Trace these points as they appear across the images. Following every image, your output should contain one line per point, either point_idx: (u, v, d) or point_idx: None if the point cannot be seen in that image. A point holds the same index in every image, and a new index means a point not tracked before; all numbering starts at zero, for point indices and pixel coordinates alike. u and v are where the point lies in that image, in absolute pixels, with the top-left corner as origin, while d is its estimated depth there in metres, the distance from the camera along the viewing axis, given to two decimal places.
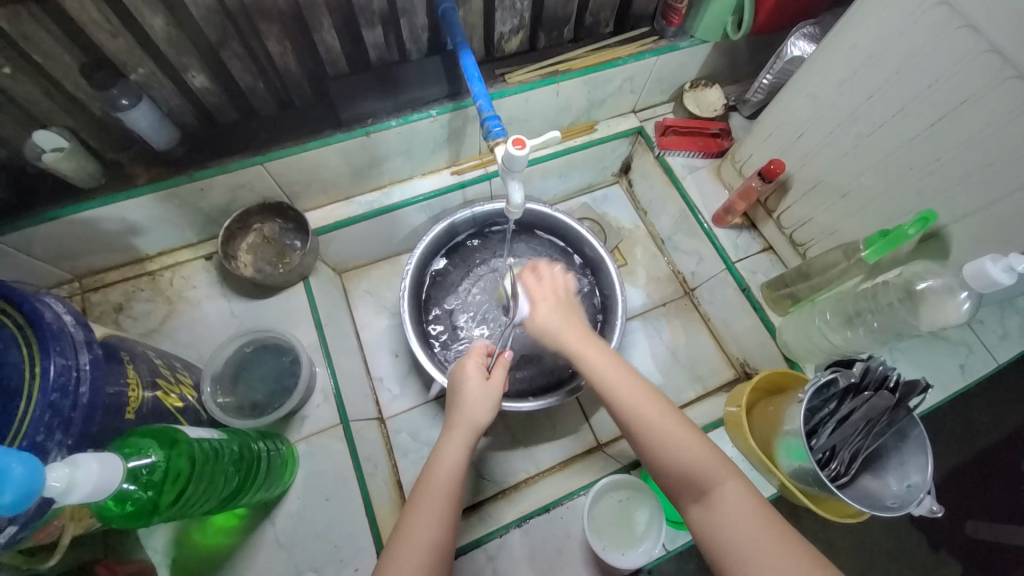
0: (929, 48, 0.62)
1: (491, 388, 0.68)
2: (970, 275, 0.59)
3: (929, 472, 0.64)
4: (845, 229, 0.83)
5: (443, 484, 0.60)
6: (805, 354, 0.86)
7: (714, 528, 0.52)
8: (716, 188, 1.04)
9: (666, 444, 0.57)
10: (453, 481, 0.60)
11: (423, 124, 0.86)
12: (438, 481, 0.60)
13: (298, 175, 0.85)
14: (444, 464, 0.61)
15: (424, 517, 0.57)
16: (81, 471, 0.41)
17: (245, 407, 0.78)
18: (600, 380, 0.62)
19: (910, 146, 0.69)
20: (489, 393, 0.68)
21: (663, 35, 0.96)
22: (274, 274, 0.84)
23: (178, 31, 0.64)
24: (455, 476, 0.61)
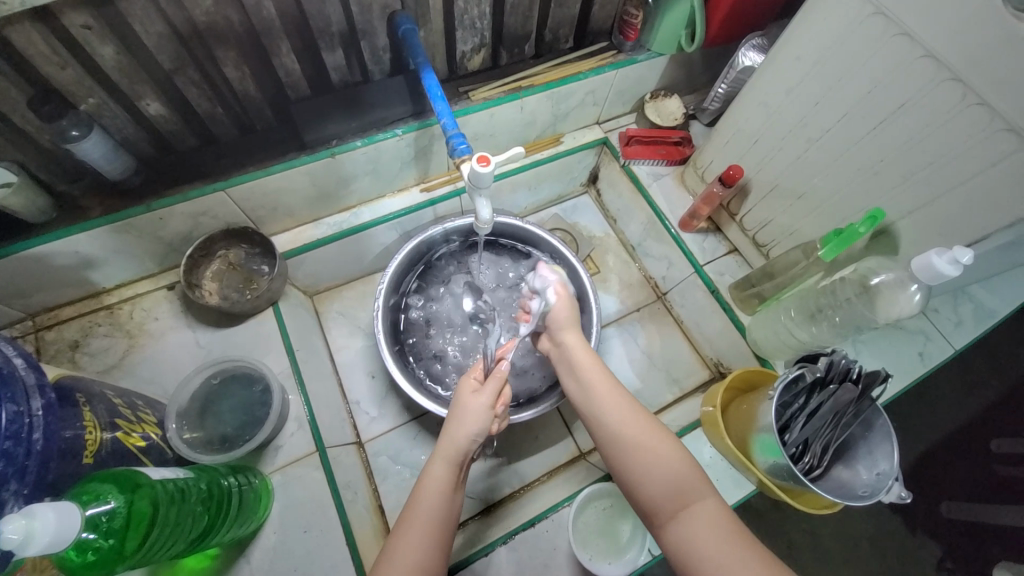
0: (868, 56, 0.66)
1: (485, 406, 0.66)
2: (919, 268, 0.62)
3: (896, 459, 0.67)
4: (803, 229, 0.86)
5: (429, 509, 0.59)
6: (774, 351, 0.88)
7: (681, 538, 0.53)
8: (681, 194, 1.07)
9: (651, 460, 0.59)
10: (440, 505, 0.60)
11: (389, 143, 0.86)
12: (428, 502, 0.60)
13: (262, 199, 0.83)
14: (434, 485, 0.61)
15: (408, 541, 0.57)
16: (38, 523, 0.39)
17: (214, 441, 0.75)
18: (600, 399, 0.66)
19: (856, 148, 0.72)
20: (487, 405, 0.66)
21: (621, 50, 0.99)
22: (241, 301, 0.82)
23: (130, 60, 0.63)
24: (443, 497, 0.60)
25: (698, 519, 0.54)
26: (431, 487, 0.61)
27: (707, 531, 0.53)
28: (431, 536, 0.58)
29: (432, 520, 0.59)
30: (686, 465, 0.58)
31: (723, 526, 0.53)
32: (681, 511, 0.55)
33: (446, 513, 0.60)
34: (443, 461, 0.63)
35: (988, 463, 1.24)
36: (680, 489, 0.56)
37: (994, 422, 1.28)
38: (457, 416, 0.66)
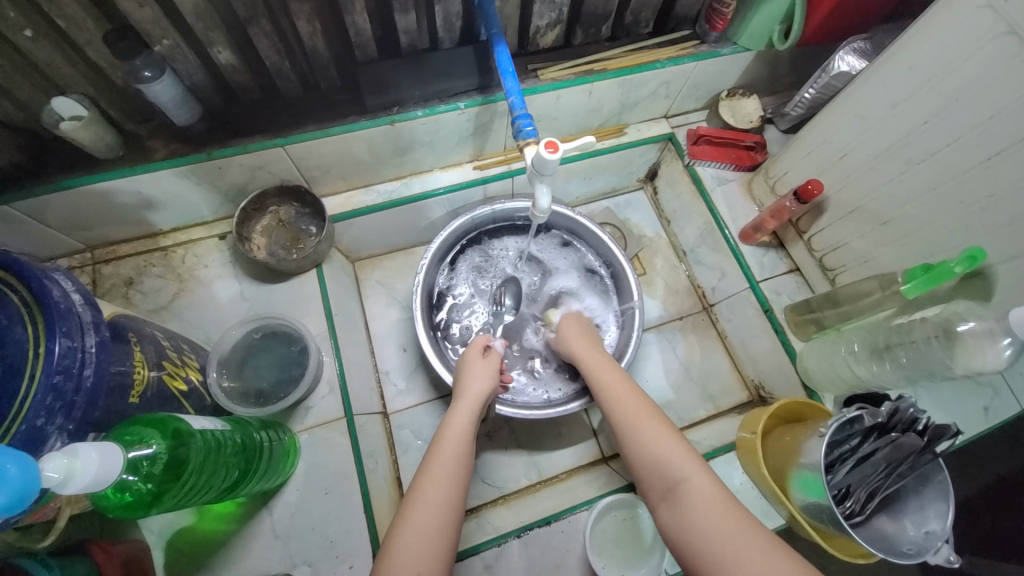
0: (996, 76, 0.58)
1: (488, 367, 0.74)
2: (1018, 322, 0.56)
3: (950, 520, 0.63)
4: (882, 258, 0.79)
5: (453, 447, 0.64)
6: (826, 383, 0.83)
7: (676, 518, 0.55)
8: (746, 203, 1.00)
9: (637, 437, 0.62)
10: (461, 446, 0.64)
11: (450, 116, 0.83)
12: (448, 445, 0.64)
13: (318, 160, 0.82)
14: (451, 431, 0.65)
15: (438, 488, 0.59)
16: (80, 462, 0.39)
17: (249, 394, 0.76)
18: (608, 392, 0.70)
19: (963, 178, 0.65)
20: (491, 367, 0.74)
21: (704, 40, 0.92)
22: (287, 260, 0.83)
23: (205, 4, 0.62)
24: (461, 441, 0.65)
25: (683, 490, 0.56)
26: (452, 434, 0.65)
27: (689, 499, 0.55)
28: (454, 480, 0.61)
29: (451, 466, 0.62)
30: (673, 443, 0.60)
31: (702, 490, 0.55)
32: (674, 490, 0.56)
33: (466, 457, 0.64)
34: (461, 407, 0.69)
35: None
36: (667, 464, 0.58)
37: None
38: (468, 372, 0.73)
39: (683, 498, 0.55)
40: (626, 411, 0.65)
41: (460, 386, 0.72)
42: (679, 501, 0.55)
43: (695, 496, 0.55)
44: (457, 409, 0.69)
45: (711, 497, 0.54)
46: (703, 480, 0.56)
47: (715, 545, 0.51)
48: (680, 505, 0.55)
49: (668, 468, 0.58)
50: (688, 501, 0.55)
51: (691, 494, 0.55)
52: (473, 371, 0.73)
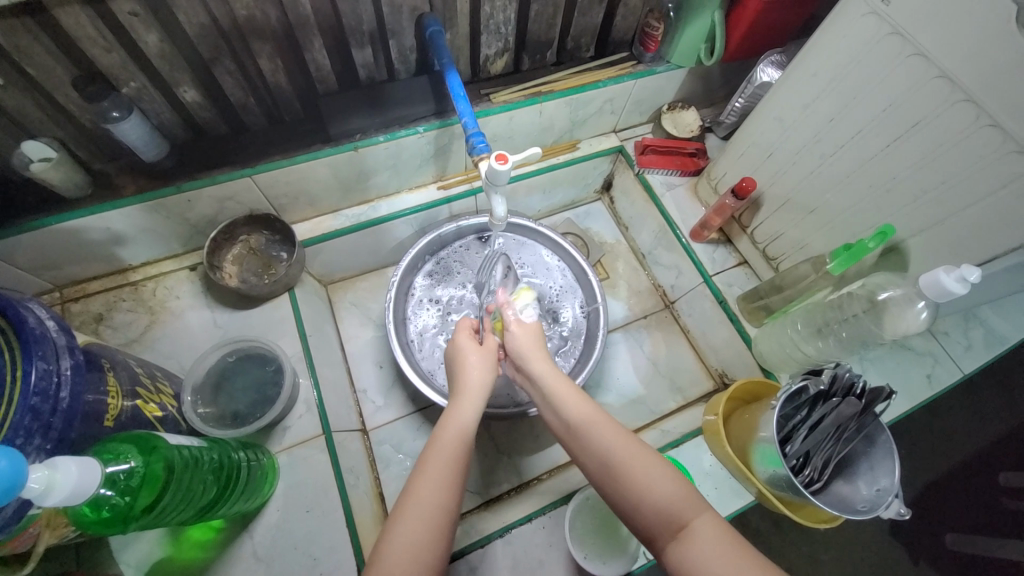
0: (884, 75, 0.67)
1: (484, 355, 0.76)
2: (927, 285, 0.62)
3: (897, 475, 0.67)
4: (814, 243, 0.86)
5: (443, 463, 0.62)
6: (780, 364, 0.89)
7: (683, 556, 0.53)
8: (693, 204, 1.08)
9: (639, 473, 0.59)
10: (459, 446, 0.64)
11: (410, 140, 0.88)
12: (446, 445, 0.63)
13: (285, 188, 0.86)
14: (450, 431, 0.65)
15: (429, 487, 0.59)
16: (60, 474, 0.41)
17: (226, 417, 0.76)
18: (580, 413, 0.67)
19: (869, 165, 0.73)
20: (487, 358, 0.75)
21: (641, 60, 1.01)
22: (258, 285, 0.85)
23: (171, 47, 0.66)
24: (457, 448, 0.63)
25: (693, 529, 0.54)
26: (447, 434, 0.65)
27: (700, 540, 0.53)
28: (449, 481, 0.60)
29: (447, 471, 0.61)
30: (679, 489, 0.58)
31: (714, 532, 0.53)
32: (682, 531, 0.54)
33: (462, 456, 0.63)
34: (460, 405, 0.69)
35: (996, 495, 1.22)
36: (674, 503, 0.57)
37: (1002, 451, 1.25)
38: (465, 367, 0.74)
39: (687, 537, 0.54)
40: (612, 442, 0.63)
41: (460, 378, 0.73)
42: (687, 541, 0.53)
43: (700, 536, 0.53)
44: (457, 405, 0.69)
45: (723, 538, 0.52)
46: (706, 521, 0.54)
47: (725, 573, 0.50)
48: (690, 547, 0.53)
49: (676, 509, 0.56)
50: (696, 540, 0.53)
51: (697, 533, 0.54)
52: (469, 363, 0.74)
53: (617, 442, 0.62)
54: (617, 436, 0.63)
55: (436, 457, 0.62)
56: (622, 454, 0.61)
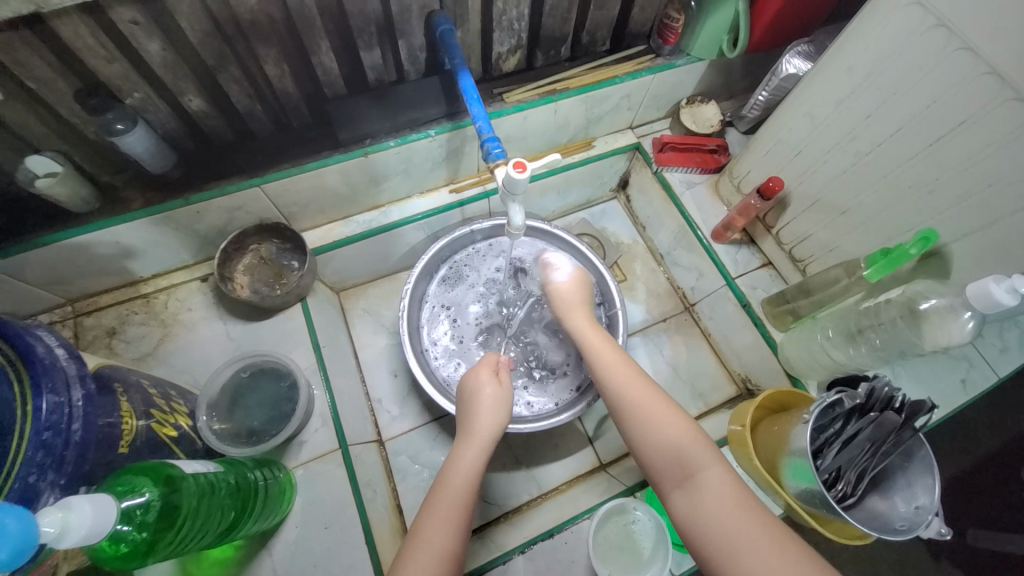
0: (928, 69, 0.62)
1: (502, 395, 0.72)
2: (974, 295, 0.59)
3: (936, 494, 0.63)
4: (846, 246, 0.82)
5: (461, 484, 0.62)
6: (807, 371, 0.85)
7: (689, 505, 0.55)
8: (715, 204, 1.04)
9: (651, 419, 0.61)
10: (468, 485, 0.62)
11: (421, 144, 0.86)
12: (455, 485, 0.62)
13: (296, 196, 0.84)
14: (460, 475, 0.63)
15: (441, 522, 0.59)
16: (74, 515, 0.39)
17: (241, 434, 0.75)
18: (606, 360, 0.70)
19: (909, 164, 0.69)
20: (504, 399, 0.72)
21: (659, 53, 0.97)
22: (270, 296, 0.83)
23: (174, 56, 0.64)
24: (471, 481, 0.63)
25: (698, 480, 0.56)
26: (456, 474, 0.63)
27: (704, 490, 0.55)
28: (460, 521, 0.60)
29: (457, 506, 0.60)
30: (685, 433, 0.60)
31: (717, 483, 0.55)
32: (687, 481, 0.57)
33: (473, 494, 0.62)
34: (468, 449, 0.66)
35: None
36: (681, 452, 0.58)
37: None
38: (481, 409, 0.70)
39: (692, 486, 0.56)
40: (629, 396, 0.64)
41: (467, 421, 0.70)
42: (691, 491, 0.56)
43: (704, 486, 0.55)
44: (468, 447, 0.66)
45: (724, 489, 0.54)
46: (712, 472, 0.56)
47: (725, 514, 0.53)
48: (693, 495, 0.55)
49: (683, 457, 0.58)
50: (701, 491, 0.55)
51: (702, 483, 0.56)
52: (482, 401, 0.71)
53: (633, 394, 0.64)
54: (635, 387, 0.65)
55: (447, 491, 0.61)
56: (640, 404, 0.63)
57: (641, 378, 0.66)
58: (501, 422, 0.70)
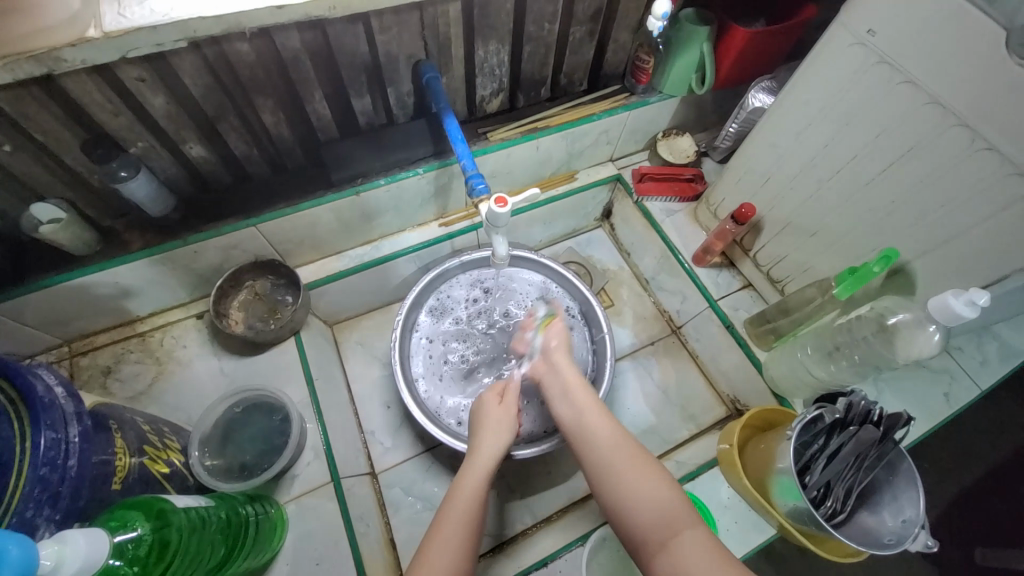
0: (874, 102, 0.68)
1: (504, 415, 0.74)
2: (935, 309, 0.62)
3: (921, 506, 0.65)
4: (818, 266, 0.86)
5: (463, 506, 0.63)
6: (792, 389, 0.87)
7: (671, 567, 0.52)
8: (694, 229, 1.08)
9: (630, 480, 0.60)
10: (472, 511, 0.62)
11: (411, 181, 0.90)
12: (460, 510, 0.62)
13: (290, 234, 0.88)
14: (465, 495, 0.64)
15: (441, 543, 0.60)
16: (69, 548, 0.40)
17: (233, 469, 0.76)
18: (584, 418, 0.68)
19: (867, 188, 0.73)
20: (507, 417, 0.73)
21: (633, 92, 1.03)
22: (264, 331, 0.85)
23: (177, 108, 0.69)
24: (477, 497, 0.64)
25: (681, 541, 0.53)
26: (460, 496, 0.64)
27: (686, 550, 0.52)
28: (463, 544, 0.60)
29: (460, 532, 0.60)
30: (668, 496, 0.58)
31: (701, 545, 0.52)
32: (670, 542, 0.53)
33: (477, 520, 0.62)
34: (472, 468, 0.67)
35: None
36: (664, 514, 0.56)
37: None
38: (485, 426, 0.72)
39: (674, 547, 0.53)
40: (606, 454, 0.63)
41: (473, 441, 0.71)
42: (673, 553, 0.53)
43: (688, 547, 0.52)
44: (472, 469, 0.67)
45: (709, 551, 0.51)
46: (696, 533, 0.53)
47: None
48: (676, 556, 0.52)
49: (668, 519, 0.56)
50: (683, 551, 0.52)
51: (685, 545, 0.53)
52: (487, 419, 0.73)
53: (612, 451, 0.63)
54: (611, 443, 0.64)
55: (450, 516, 0.62)
56: (619, 461, 0.62)
57: (620, 434, 0.65)
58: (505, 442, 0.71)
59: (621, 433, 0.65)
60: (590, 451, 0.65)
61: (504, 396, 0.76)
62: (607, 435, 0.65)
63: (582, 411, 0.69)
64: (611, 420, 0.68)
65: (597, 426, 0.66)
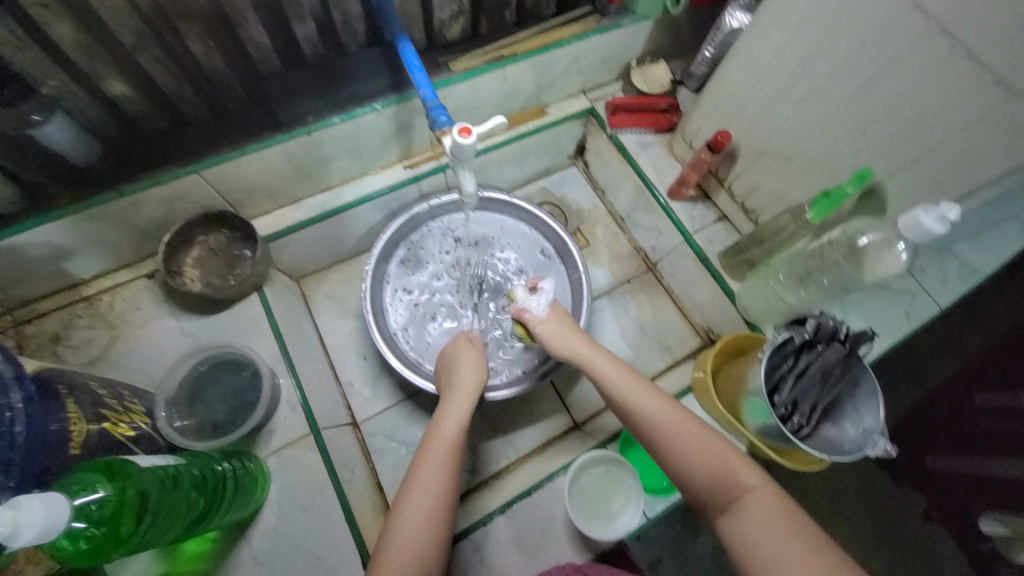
0: (855, 12, 0.64)
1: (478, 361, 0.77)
2: (906, 227, 0.62)
3: (881, 414, 0.68)
4: (793, 193, 0.85)
5: (445, 438, 0.65)
6: (764, 317, 0.88)
7: (734, 527, 0.55)
8: (669, 162, 1.05)
9: (685, 445, 0.60)
10: (454, 439, 0.65)
11: (368, 119, 0.82)
12: (444, 439, 0.65)
13: (240, 181, 0.81)
14: (447, 426, 0.66)
15: (428, 470, 0.62)
16: (24, 513, 0.38)
17: (205, 427, 0.74)
18: (621, 388, 0.67)
19: (845, 107, 0.71)
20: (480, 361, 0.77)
21: (605, 13, 0.96)
22: (223, 287, 0.81)
23: (87, 39, 0.61)
24: (460, 431, 0.66)
25: (744, 503, 0.56)
26: (445, 428, 0.66)
27: (750, 512, 0.55)
28: (447, 469, 0.63)
29: (445, 457, 0.63)
30: (726, 458, 0.59)
31: (763, 506, 0.55)
32: (733, 504, 0.56)
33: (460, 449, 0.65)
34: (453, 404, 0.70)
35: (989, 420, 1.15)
36: (723, 476, 0.58)
37: (993, 371, 1.18)
38: (462, 370, 0.75)
39: (736, 508, 0.56)
40: (658, 422, 0.63)
41: (453, 382, 0.74)
42: (737, 513, 0.55)
43: (752, 508, 0.55)
44: (453, 405, 0.70)
45: (772, 511, 0.54)
46: (758, 494, 0.56)
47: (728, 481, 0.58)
48: (741, 517, 0.55)
49: (727, 481, 0.57)
50: (748, 512, 0.55)
51: (748, 506, 0.55)
52: (464, 364, 0.76)
53: (664, 419, 0.63)
54: (661, 408, 0.64)
55: (434, 446, 0.64)
56: (672, 429, 0.62)
57: (669, 400, 0.65)
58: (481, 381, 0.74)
59: (670, 399, 0.65)
60: (638, 420, 0.64)
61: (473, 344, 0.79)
62: (652, 402, 0.65)
63: (617, 384, 0.67)
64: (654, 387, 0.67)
65: (638, 395, 0.65)
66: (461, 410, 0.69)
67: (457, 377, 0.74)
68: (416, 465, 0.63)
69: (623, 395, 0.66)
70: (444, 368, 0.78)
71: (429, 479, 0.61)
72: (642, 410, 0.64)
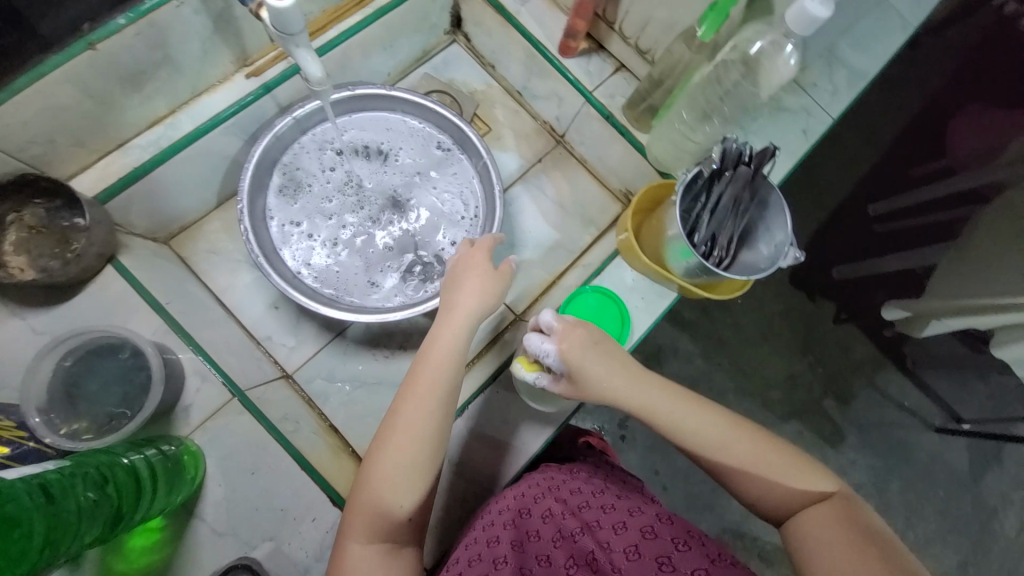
0: None
1: (485, 283, 0.65)
2: (794, 20, 0.59)
3: (789, 225, 0.69)
4: (684, 18, 0.79)
5: (435, 369, 0.59)
6: (675, 163, 0.87)
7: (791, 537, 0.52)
8: (553, 13, 0.93)
9: (744, 460, 0.55)
10: (446, 370, 0.59)
11: (166, 13, 0.64)
12: (435, 367, 0.59)
13: (25, 129, 0.62)
14: (438, 356, 0.60)
15: (414, 403, 0.57)
16: None
17: (100, 424, 0.66)
18: (669, 407, 0.58)
19: None
20: (492, 280, 0.66)
21: None
22: (56, 269, 0.66)
23: None
24: (451, 365, 0.59)
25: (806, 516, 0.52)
26: (435, 357, 0.60)
27: (809, 527, 0.51)
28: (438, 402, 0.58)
29: (432, 387, 0.58)
30: (787, 470, 0.54)
31: (822, 521, 0.51)
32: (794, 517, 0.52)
33: (452, 382, 0.59)
34: (448, 330, 0.62)
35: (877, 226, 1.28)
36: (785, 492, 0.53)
37: (883, 180, 1.28)
38: (463, 289, 0.65)
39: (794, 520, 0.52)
40: (713, 438, 0.56)
41: (449, 299, 0.65)
42: (798, 523, 0.52)
43: (815, 519, 0.51)
44: (446, 328, 0.62)
45: (837, 525, 0.50)
46: (823, 508, 0.52)
47: (768, 479, 0.54)
48: (800, 529, 0.51)
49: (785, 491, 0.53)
50: (810, 525, 0.51)
51: (810, 520, 0.52)
52: (466, 285, 0.65)
53: (719, 438, 0.56)
54: (713, 421, 0.57)
55: (422, 379, 0.58)
56: (729, 441, 0.56)
57: (722, 412, 0.58)
58: (486, 306, 0.64)
59: (723, 411, 0.58)
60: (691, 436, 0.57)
61: (478, 261, 0.67)
62: (701, 416, 0.57)
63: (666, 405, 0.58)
64: (709, 403, 0.59)
65: (690, 412, 0.57)
66: (457, 338, 0.61)
67: (455, 298, 0.64)
68: (399, 400, 0.59)
69: (670, 411, 0.58)
70: (449, 282, 0.67)
71: (416, 416, 0.56)
72: (695, 429, 0.57)
